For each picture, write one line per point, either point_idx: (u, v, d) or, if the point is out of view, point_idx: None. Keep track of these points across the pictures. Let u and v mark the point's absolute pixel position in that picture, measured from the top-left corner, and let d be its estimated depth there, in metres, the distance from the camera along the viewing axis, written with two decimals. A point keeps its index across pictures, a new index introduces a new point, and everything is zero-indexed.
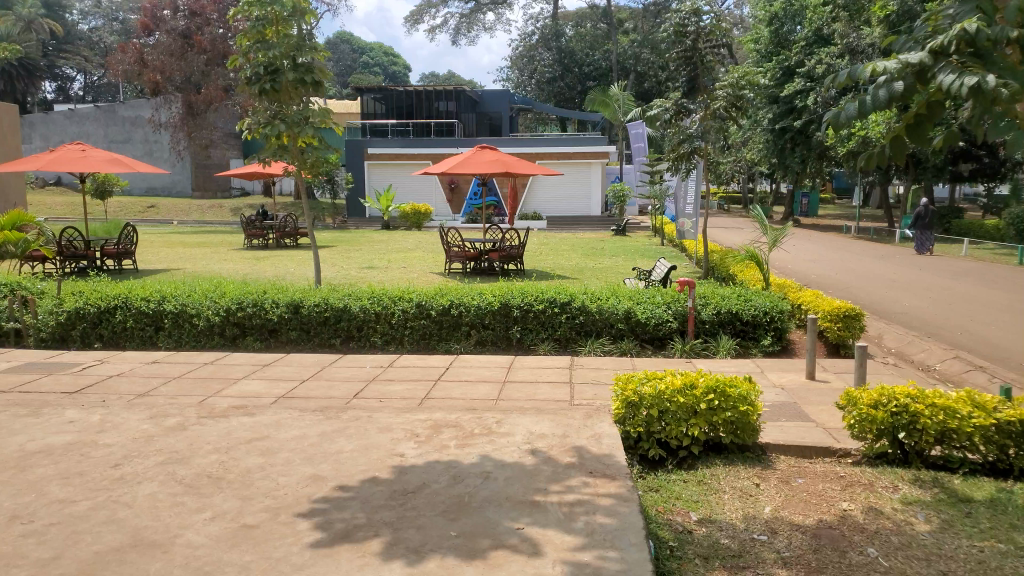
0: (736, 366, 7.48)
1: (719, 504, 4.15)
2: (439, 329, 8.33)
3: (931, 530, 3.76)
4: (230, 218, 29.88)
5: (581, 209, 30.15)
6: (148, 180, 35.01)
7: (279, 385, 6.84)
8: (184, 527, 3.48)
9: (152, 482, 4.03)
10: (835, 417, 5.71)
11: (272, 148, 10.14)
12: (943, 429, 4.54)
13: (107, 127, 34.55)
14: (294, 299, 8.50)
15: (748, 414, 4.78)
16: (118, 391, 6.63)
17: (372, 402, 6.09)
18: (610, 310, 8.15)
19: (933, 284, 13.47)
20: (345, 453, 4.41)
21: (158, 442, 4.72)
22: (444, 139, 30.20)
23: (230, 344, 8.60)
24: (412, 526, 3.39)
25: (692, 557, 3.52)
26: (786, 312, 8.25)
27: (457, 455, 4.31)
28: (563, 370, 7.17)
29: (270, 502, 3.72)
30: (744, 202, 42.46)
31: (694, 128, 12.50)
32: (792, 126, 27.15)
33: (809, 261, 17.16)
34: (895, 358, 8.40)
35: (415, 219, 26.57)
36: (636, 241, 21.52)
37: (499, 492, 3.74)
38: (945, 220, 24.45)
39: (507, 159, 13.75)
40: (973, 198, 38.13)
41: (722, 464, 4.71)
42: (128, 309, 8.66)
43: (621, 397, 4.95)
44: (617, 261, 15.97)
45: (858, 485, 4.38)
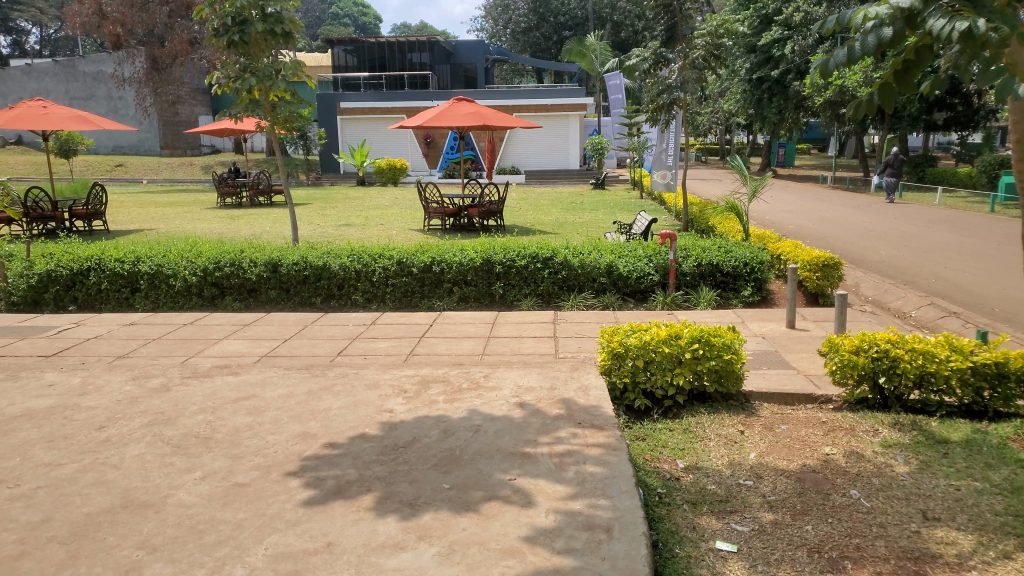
0: (718, 317, 7.56)
1: (705, 451, 4.22)
2: (421, 286, 8.30)
3: (911, 472, 3.85)
4: (201, 176, 29.32)
5: (559, 162, 29.99)
6: (114, 138, 33.97)
7: (261, 345, 6.79)
8: (175, 487, 3.47)
9: (139, 443, 4.00)
10: (816, 364, 5.81)
11: (244, 102, 9.88)
12: (922, 373, 4.63)
13: (67, 83, 33.42)
14: (272, 258, 8.41)
15: (731, 362, 4.83)
16: (97, 354, 6.56)
17: (357, 360, 6.08)
18: (593, 264, 8.16)
19: (908, 232, 13.63)
20: (334, 410, 4.41)
21: (144, 403, 4.68)
22: (418, 91, 29.65)
23: (208, 305, 8.50)
24: (405, 480, 3.41)
25: (680, 504, 3.58)
26: (765, 262, 8.31)
27: (446, 409, 4.33)
28: (547, 325, 7.18)
29: (261, 461, 3.71)
30: (722, 153, 42.46)
31: (673, 78, 12.35)
32: (769, 76, 26.95)
33: (786, 212, 17.25)
34: (873, 306, 8.52)
35: (391, 175, 26.21)
36: (615, 195, 21.48)
37: (490, 444, 3.77)
38: (920, 169, 24.63)
39: (484, 111, 13.55)
40: (947, 146, 38.39)
41: (706, 412, 4.78)
42: (102, 270, 8.49)
43: (606, 349, 4.98)
44: (597, 214, 15.96)
45: (840, 431, 4.47)
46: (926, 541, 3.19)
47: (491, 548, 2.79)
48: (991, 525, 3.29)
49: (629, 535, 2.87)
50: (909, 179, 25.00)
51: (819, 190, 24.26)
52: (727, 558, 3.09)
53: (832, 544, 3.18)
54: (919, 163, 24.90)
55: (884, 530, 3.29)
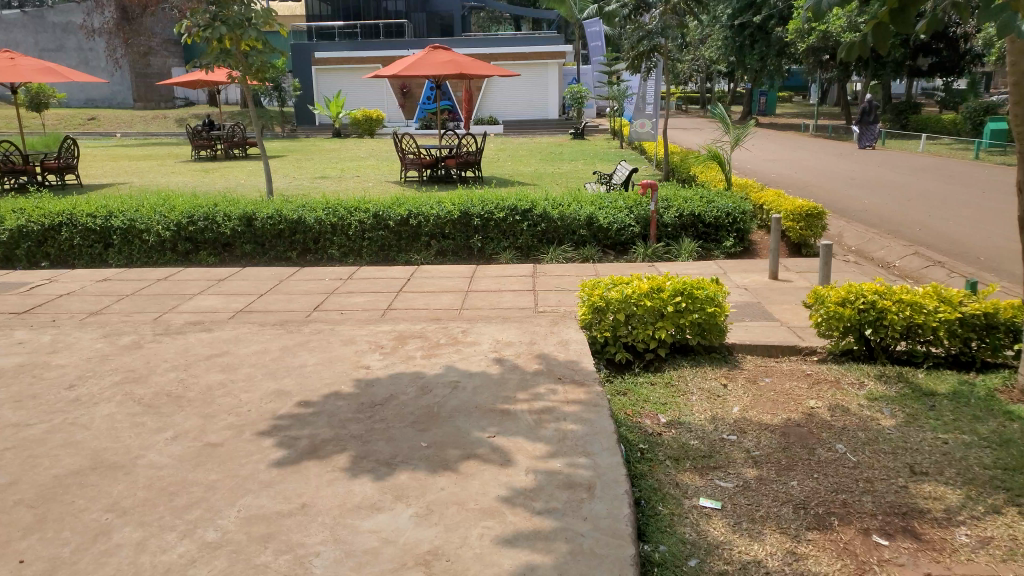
0: (700, 268, 7.46)
1: (688, 406, 4.15)
2: (398, 240, 8.11)
3: (896, 425, 3.82)
4: (176, 129, 28.60)
5: (539, 112, 29.52)
6: (86, 91, 32.86)
7: (236, 300, 6.62)
8: (146, 447, 3.28)
9: (109, 403, 3.81)
10: (798, 315, 5.76)
11: (215, 52, 9.45)
12: (909, 324, 4.57)
13: (37, 34, 32.24)
14: (247, 212, 8.17)
15: (715, 315, 4.73)
16: (68, 310, 6.35)
17: (333, 315, 5.94)
18: (573, 216, 8.00)
19: (891, 181, 13.55)
20: (309, 367, 4.28)
21: (114, 360, 4.51)
22: (395, 40, 28.89)
23: (183, 261, 8.27)
24: (381, 438, 3.30)
25: (662, 459, 3.52)
26: (748, 213, 8.19)
27: (424, 365, 4.22)
28: (527, 278, 7.05)
29: (233, 420, 3.56)
30: (703, 102, 42.06)
31: (654, 24, 12.04)
32: (751, 23, 26.52)
33: (769, 161, 17.09)
34: (855, 256, 8.47)
35: (369, 126, 25.65)
36: (595, 145, 21.21)
37: (468, 401, 3.66)
38: (903, 116, 24.49)
39: (461, 59, 13.18)
40: (929, 91, 38.18)
41: (688, 365, 4.70)
42: (74, 225, 8.21)
43: (587, 302, 4.87)
44: (577, 165, 15.75)
45: (825, 383, 4.42)
46: (913, 496, 3.16)
47: (470, 509, 2.70)
48: (980, 479, 3.26)
49: (611, 494, 2.79)
50: (891, 126, 24.86)
51: (802, 138, 24.09)
52: (710, 516, 3.03)
53: (819, 501, 3.14)
54: (902, 110, 24.71)
55: (872, 485, 3.26)
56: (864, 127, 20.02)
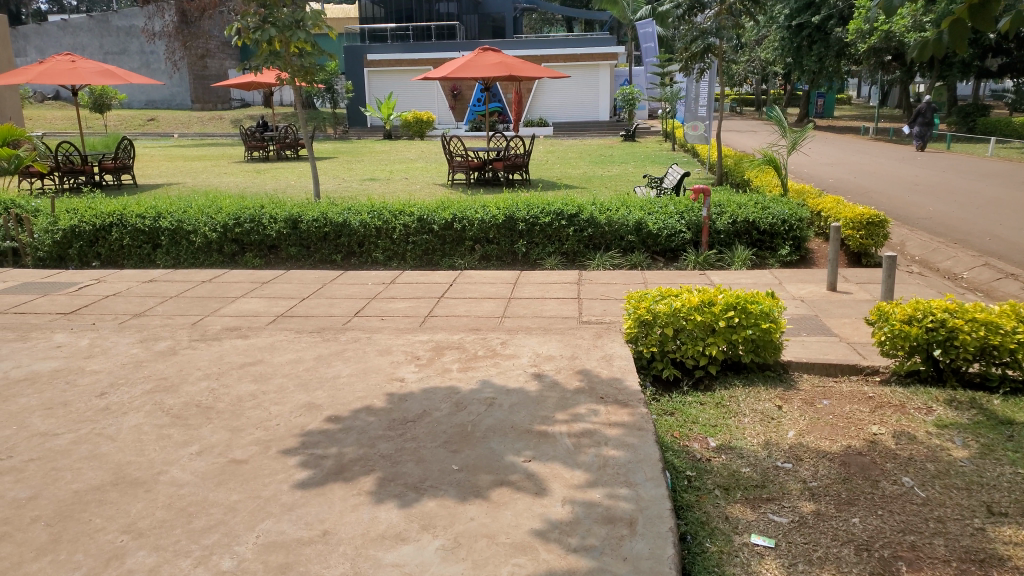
0: (754, 278, 7.14)
1: (738, 429, 3.90)
2: (442, 244, 8.00)
3: (970, 457, 3.51)
4: (231, 130, 29.19)
5: (589, 114, 29.21)
6: (146, 92, 33.75)
7: (278, 303, 6.59)
8: (169, 462, 3.18)
9: (138, 413, 3.75)
10: (859, 331, 5.43)
11: (264, 54, 9.51)
12: (983, 345, 4.23)
13: (101, 38, 33.30)
14: (293, 214, 8.15)
15: (770, 332, 4.45)
16: (112, 312, 6.40)
17: (374, 321, 5.84)
18: (621, 221, 7.76)
19: (958, 186, 12.94)
20: (342, 378, 4.16)
21: (149, 367, 4.47)
22: (446, 42, 28.93)
23: (229, 262, 8.30)
24: (411, 459, 3.14)
25: (711, 489, 3.29)
26: (805, 220, 7.83)
27: (460, 379, 4.05)
28: (572, 285, 6.85)
29: (261, 435, 3.45)
30: (757, 103, 41.13)
31: (708, 24, 11.71)
32: (810, 23, 25.78)
33: (827, 165, 16.51)
34: (919, 266, 8.03)
35: (418, 128, 25.73)
36: (646, 147, 20.83)
37: (504, 421, 3.48)
38: (970, 119, 23.46)
39: (511, 61, 13.00)
40: (998, 92, 36.55)
41: (741, 384, 4.43)
42: (124, 226, 8.32)
43: (633, 315, 4.64)
44: (627, 168, 15.46)
45: (888, 407, 4.10)
46: (992, 541, 2.88)
47: (500, 543, 2.52)
48: None
49: (655, 531, 2.58)
50: (957, 129, 23.81)
51: (862, 141, 23.26)
52: (763, 555, 2.79)
53: (884, 542, 2.87)
54: (969, 112, 23.67)
55: (944, 526, 2.98)
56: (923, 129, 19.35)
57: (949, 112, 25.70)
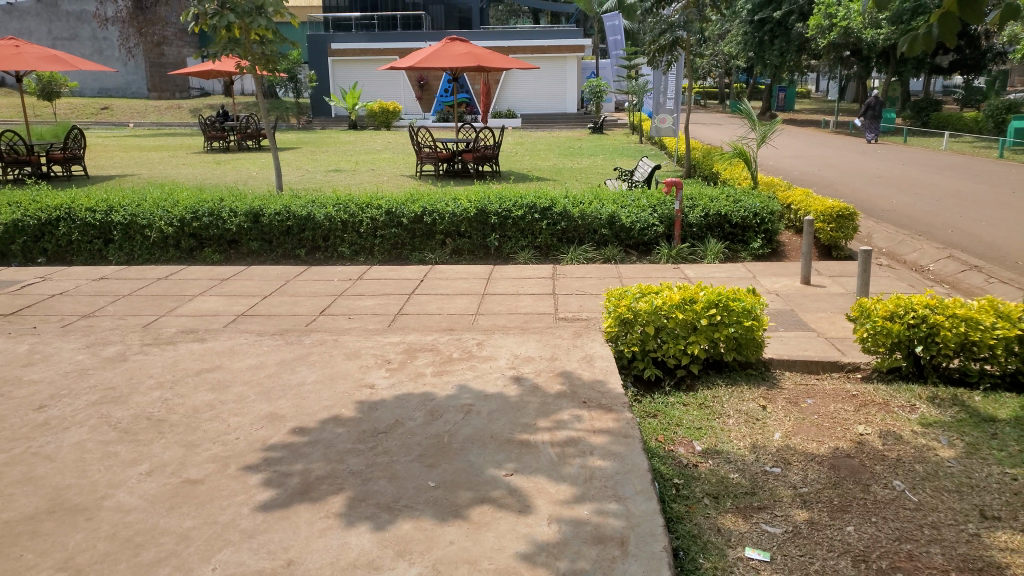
0: (728, 271, 7.05)
1: (724, 431, 3.77)
2: (411, 238, 7.77)
3: (957, 457, 3.41)
4: (189, 119, 28.41)
5: (557, 106, 29.07)
6: (99, 80, 32.64)
7: (239, 302, 6.31)
8: (115, 485, 2.95)
9: (81, 428, 3.49)
10: (836, 326, 5.35)
11: (223, 41, 9.15)
12: (964, 341, 4.15)
13: (50, 23, 32.02)
14: (253, 208, 7.83)
15: (752, 330, 4.33)
16: (59, 313, 6.06)
17: (342, 321, 5.61)
18: (594, 215, 7.61)
19: (919, 179, 13.07)
20: (308, 385, 3.93)
21: (94, 375, 4.18)
22: (410, 32, 28.49)
23: (186, 258, 7.95)
24: (384, 476, 2.94)
25: (700, 498, 3.16)
26: (777, 213, 7.77)
27: (434, 385, 3.85)
28: (546, 280, 6.68)
29: (218, 451, 3.22)
30: (722, 96, 41.40)
31: (676, 16, 11.62)
32: (771, 18, 25.95)
33: (792, 158, 16.59)
34: (887, 259, 8.03)
35: (384, 118, 25.33)
36: (613, 139, 20.76)
37: (482, 430, 3.30)
38: (925, 113, 23.89)
39: (479, 51, 12.74)
40: (951, 88, 37.34)
41: (723, 384, 4.31)
42: (72, 220, 7.91)
43: (612, 314, 4.49)
44: (596, 160, 15.35)
45: (872, 405, 4.01)
46: (988, 548, 2.77)
47: (483, 571, 2.33)
48: None
49: (647, 552, 2.42)
50: (912, 124, 24.07)
51: (824, 134, 23.49)
52: (759, 571, 2.65)
53: (881, 552, 2.75)
54: (923, 107, 23.87)
55: (939, 533, 2.86)
56: (870, 122, 20.34)
57: (904, 107, 26.11)
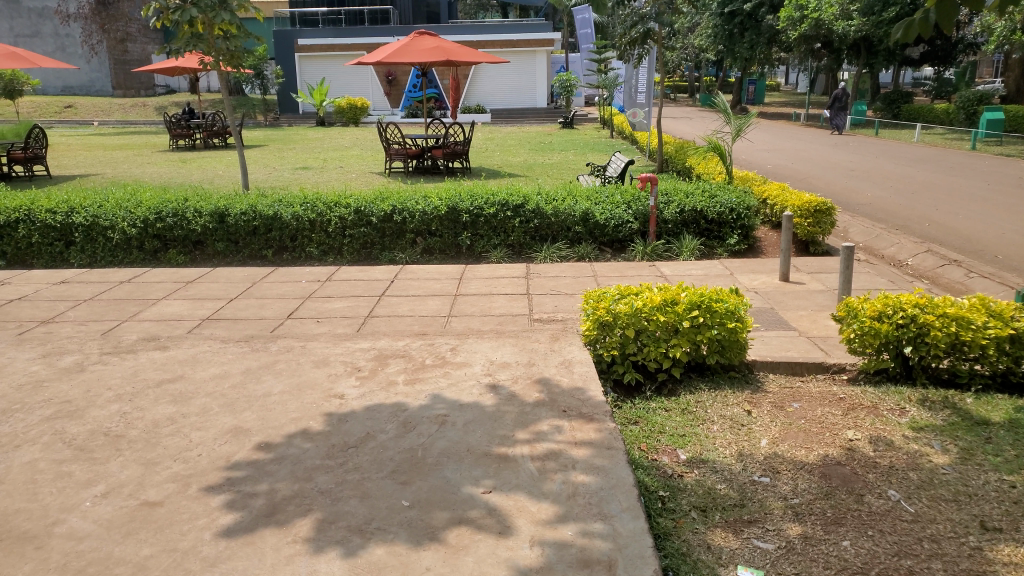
0: (704, 268, 6.94)
1: (709, 439, 3.63)
2: (381, 237, 7.54)
3: (952, 463, 3.31)
4: (155, 117, 27.72)
5: (527, 101, 28.87)
6: (62, 78, 31.74)
7: (204, 305, 6.05)
8: (67, 509, 2.69)
9: (34, 446, 3.17)
10: (818, 325, 5.25)
11: (186, 37, 8.83)
12: (954, 341, 4.05)
13: (10, 19, 30.85)
14: (219, 208, 7.54)
15: (736, 332, 4.21)
16: (17, 320, 5.75)
17: (309, 325, 5.39)
18: (567, 212, 7.45)
19: (892, 172, 13.10)
20: (275, 396, 3.70)
21: (51, 389, 3.82)
22: (379, 27, 28.10)
23: (151, 260, 7.66)
24: (355, 495, 2.75)
25: (687, 511, 3.02)
26: (753, 208, 7.66)
27: (407, 394, 3.65)
28: (520, 280, 6.52)
29: (180, 469, 2.96)
30: (692, 90, 41.59)
31: (648, 9, 11.46)
32: (742, 11, 26.01)
33: (765, 152, 16.58)
34: (865, 254, 7.99)
35: (353, 114, 24.94)
36: (584, 134, 20.62)
37: (459, 443, 3.12)
38: (896, 104, 24.16)
39: (449, 45, 12.52)
40: (919, 80, 37.85)
41: (706, 388, 4.18)
42: (32, 222, 7.57)
43: (591, 317, 4.34)
44: (568, 156, 15.18)
45: (860, 409, 3.91)
46: (991, 563, 2.66)
47: None
48: None
49: None
50: (883, 116, 24.34)
51: (795, 127, 23.67)
52: None
53: (879, 568, 2.63)
54: (894, 99, 24.18)
55: (939, 546, 2.75)
56: (838, 114, 21.02)
57: (875, 98, 26.39)
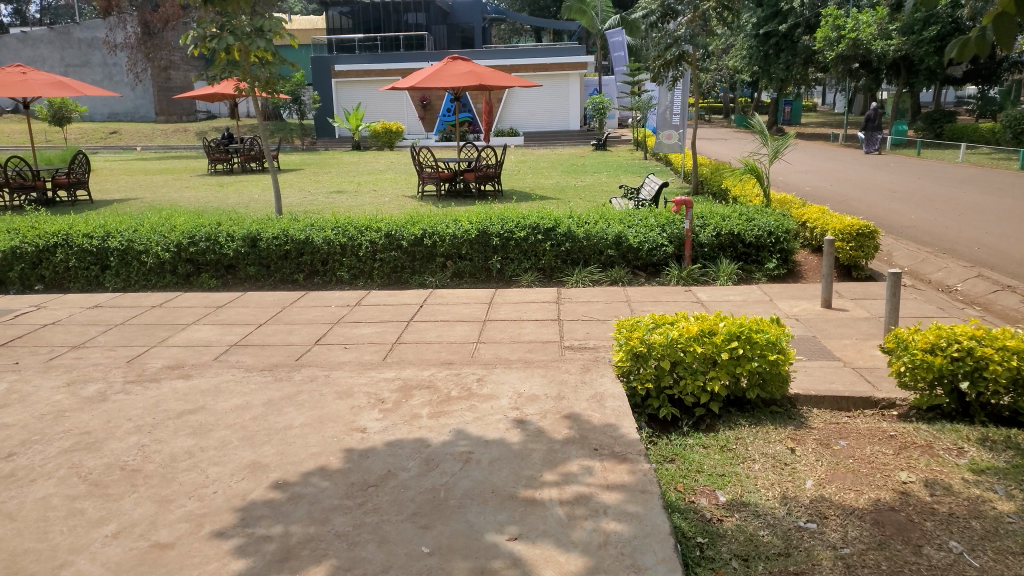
0: (743, 294, 6.70)
1: (750, 479, 3.41)
2: (411, 261, 7.46)
3: (1020, 512, 3.05)
4: (195, 142, 28.31)
5: (560, 123, 28.88)
6: (109, 104, 32.76)
7: (232, 331, 6.00)
8: (76, 551, 2.58)
9: (49, 480, 3.08)
10: (863, 355, 4.99)
11: (222, 63, 8.91)
12: (1014, 375, 3.79)
13: (63, 50, 32.24)
14: (251, 232, 7.53)
15: (777, 364, 3.99)
16: (49, 344, 5.75)
17: (336, 352, 5.29)
18: (600, 235, 7.29)
19: (936, 193, 12.71)
20: (295, 429, 3.57)
21: (71, 419, 3.77)
22: (414, 52, 28.42)
23: (183, 284, 7.66)
24: (372, 540, 2.59)
25: (727, 560, 2.82)
26: (792, 231, 7.42)
27: (430, 429, 3.51)
28: (551, 305, 6.36)
29: (194, 508, 2.83)
30: (727, 111, 41.29)
31: (682, 30, 11.30)
32: (777, 31, 25.76)
33: (802, 173, 16.26)
34: (910, 278, 7.67)
35: (388, 138, 25.16)
36: (617, 156, 20.48)
37: (483, 483, 2.96)
38: (939, 124, 23.62)
39: (481, 69, 12.50)
40: (962, 99, 37.02)
41: (747, 424, 3.95)
42: (69, 246, 7.64)
43: (624, 347, 4.16)
44: (600, 178, 15.03)
45: (914, 448, 3.66)
46: None
47: None
48: None
49: None
50: (925, 136, 23.76)
51: (833, 148, 23.22)
52: None
53: None
54: (936, 118, 23.64)
55: None
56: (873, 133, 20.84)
57: (916, 118, 25.85)
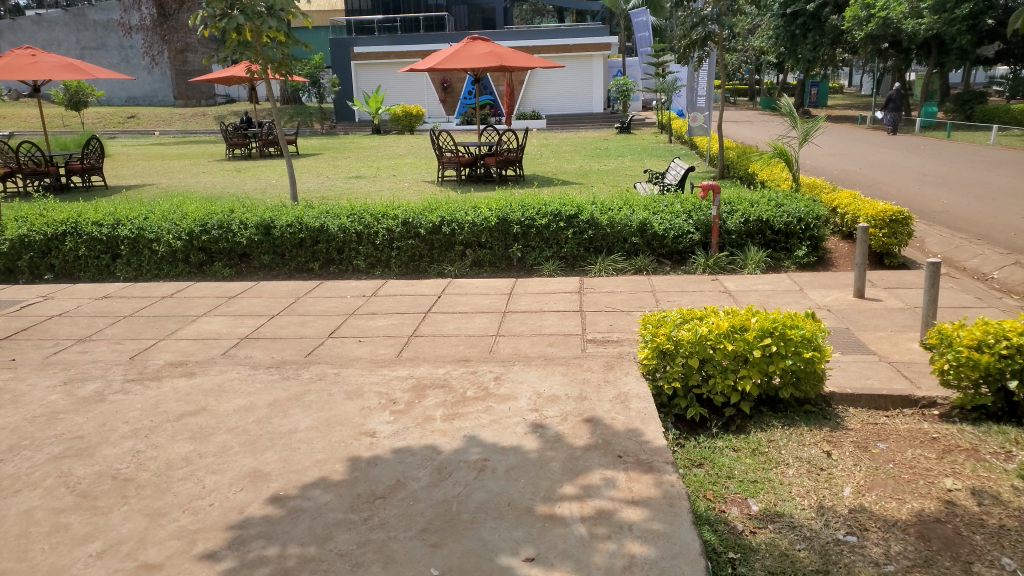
0: (772, 283, 6.43)
1: (784, 487, 3.18)
2: (430, 249, 7.25)
3: None
4: (214, 127, 28.26)
5: (582, 106, 28.48)
6: (126, 88, 32.79)
7: (243, 323, 5.85)
8: (57, 573, 2.42)
9: (36, 491, 2.93)
10: (900, 349, 4.71)
11: (233, 45, 8.67)
12: None
13: (78, 32, 32.29)
14: (264, 220, 7.36)
15: (813, 362, 3.74)
16: (54, 337, 5.63)
17: (349, 346, 5.12)
18: (623, 222, 7.04)
19: (971, 176, 12.24)
20: (300, 433, 3.40)
21: (65, 421, 3.62)
22: (434, 34, 28.05)
23: (196, 273, 7.53)
24: (377, 561, 2.41)
25: None
26: (822, 218, 7.11)
27: (443, 434, 3.31)
28: (574, 295, 6.13)
29: (187, 523, 2.67)
30: (752, 93, 40.56)
31: (709, 9, 10.93)
32: (804, 10, 25.07)
33: (832, 156, 15.82)
34: (945, 266, 7.34)
35: (407, 121, 24.91)
36: (642, 139, 20.12)
37: (497, 495, 2.77)
38: (970, 105, 22.96)
39: (501, 49, 12.18)
40: (996, 80, 36.02)
41: (780, 425, 3.72)
42: (79, 235, 7.52)
43: (649, 344, 3.94)
44: (623, 161, 14.72)
45: (959, 452, 3.41)
46: None
47: None
48: None
49: None
50: (956, 117, 23.13)
51: (861, 130, 22.70)
52: None
53: None
54: (967, 99, 22.96)
55: None
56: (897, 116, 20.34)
57: (946, 100, 25.12)
